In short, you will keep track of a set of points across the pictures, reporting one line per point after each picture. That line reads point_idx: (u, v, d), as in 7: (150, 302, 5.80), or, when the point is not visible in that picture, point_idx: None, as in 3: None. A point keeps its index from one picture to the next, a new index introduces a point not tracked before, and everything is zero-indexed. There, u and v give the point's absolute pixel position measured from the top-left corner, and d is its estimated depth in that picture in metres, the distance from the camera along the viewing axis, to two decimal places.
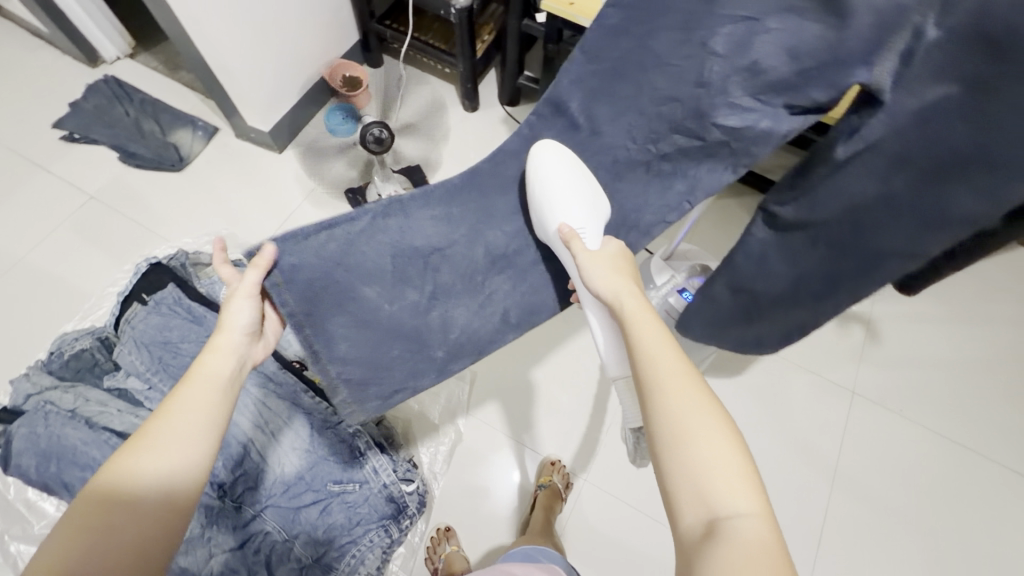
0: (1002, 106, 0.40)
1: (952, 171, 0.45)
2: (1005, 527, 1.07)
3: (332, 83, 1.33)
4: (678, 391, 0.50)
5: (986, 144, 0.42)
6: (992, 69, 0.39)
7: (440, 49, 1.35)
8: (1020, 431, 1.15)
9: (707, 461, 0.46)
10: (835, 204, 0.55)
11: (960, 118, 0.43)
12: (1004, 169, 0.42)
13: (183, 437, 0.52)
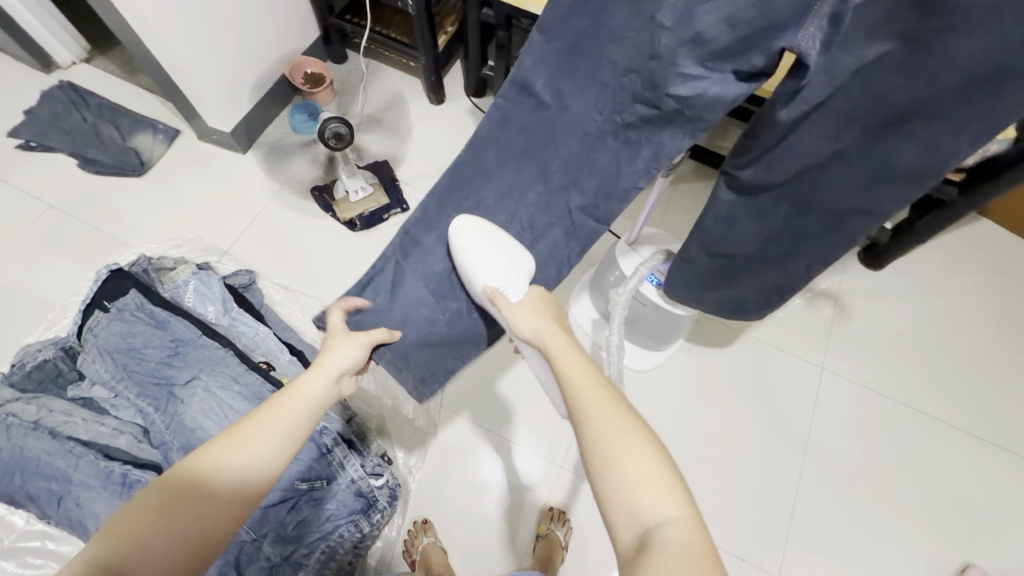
0: (933, 57, 0.44)
1: (895, 123, 0.50)
2: (973, 491, 1.10)
3: (293, 80, 1.33)
4: (602, 413, 0.52)
5: (929, 95, 0.47)
6: (923, 25, 0.43)
7: (402, 43, 1.34)
8: (985, 398, 1.17)
9: (640, 478, 0.48)
10: (788, 166, 0.59)
11: (903, 71, 0.46)
12: (940, 116, 0.48)
13: (267, 445, 0.53)
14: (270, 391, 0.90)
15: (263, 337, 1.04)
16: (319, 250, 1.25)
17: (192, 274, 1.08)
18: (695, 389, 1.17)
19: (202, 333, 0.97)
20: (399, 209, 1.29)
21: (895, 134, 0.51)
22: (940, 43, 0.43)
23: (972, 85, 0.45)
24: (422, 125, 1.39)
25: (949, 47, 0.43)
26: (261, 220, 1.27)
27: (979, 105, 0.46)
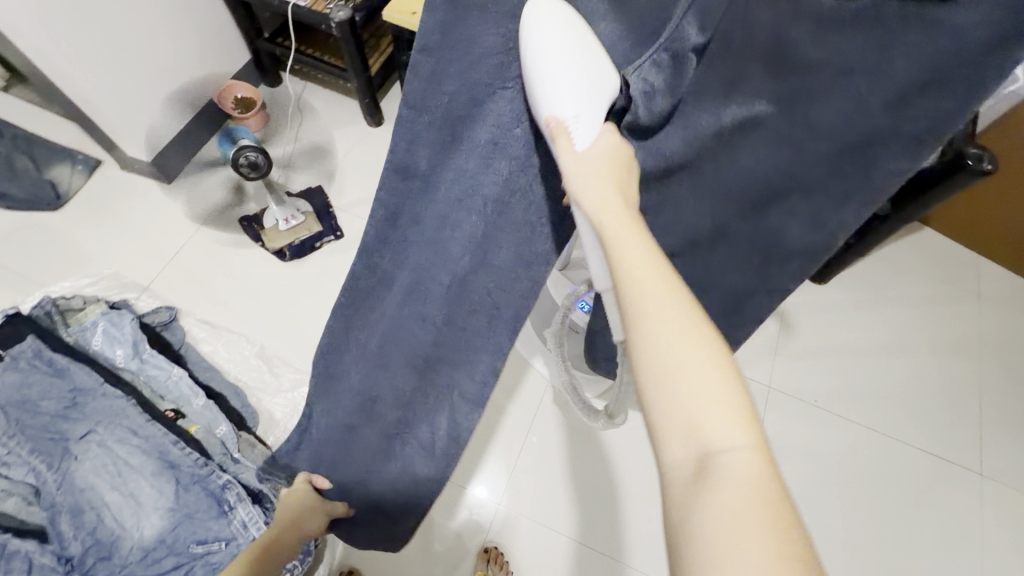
0: (809, 104, 0.34)
1: (771, 198, 0.40)
2: (926, 516, 1.06)
3: (224, 106, 1.27)
4: (660, 306, 0.33)
5: (797, 169, 0.37)
6: (796, 82, 0.34)
7: (333, 65, 1.30)
8: (935, 413, 1.15)
9: (702, 379, 0.32)
10: (681, 231, 0.50)
11: (769, 142, 0.37)
12: (820, 190, 0.36)
13: None
14: (173, 442, 0.87)
15: (175, 381, 0.98)
16: (246, 284, 1.19)
17: (102, 315, 1.01)
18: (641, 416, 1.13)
19: (104, 381, 0.91)
20: (332, 237, 1.23)
21: (777, 208, 0.40)
22: (799, 109, 0.34)
23: (845, 156, 0.34)
24: (358, 149, 1.34)
25: (802, 116, 0.34)
26: (185, 253, 1.21)
27: (859, 188, 0.35)
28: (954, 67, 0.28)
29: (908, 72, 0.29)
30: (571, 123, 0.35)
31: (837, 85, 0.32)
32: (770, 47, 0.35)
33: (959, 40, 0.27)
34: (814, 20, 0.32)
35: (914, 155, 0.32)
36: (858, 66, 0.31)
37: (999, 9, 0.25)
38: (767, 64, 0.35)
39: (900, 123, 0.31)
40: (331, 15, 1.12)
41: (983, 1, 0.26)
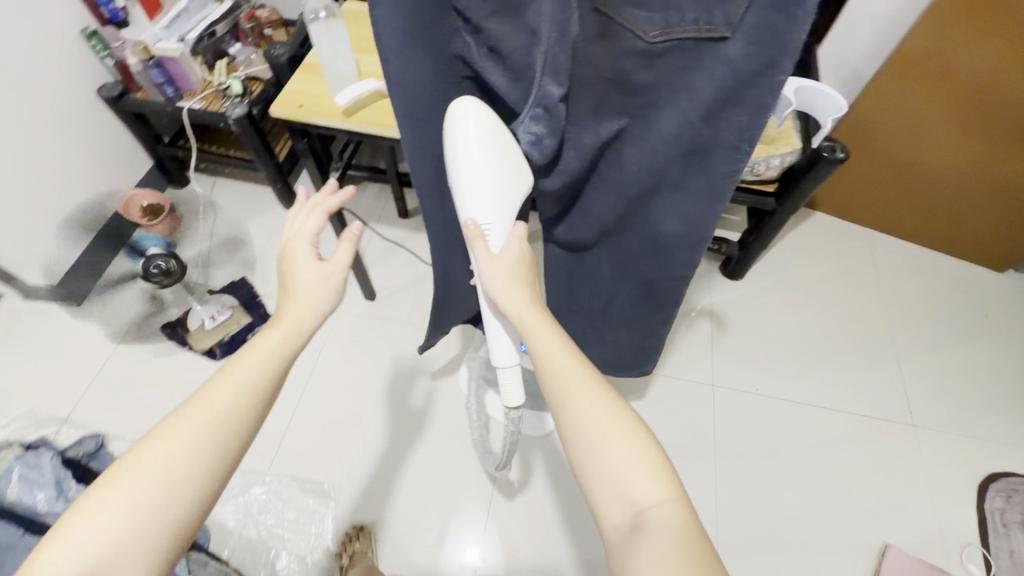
0: (650, 114, 0.42)
1: (652, 194, 0.48)
2: (879, 475, 1.13)
3: (129, 215, 1.26)
4: (587, 398, 0.47)
5: (663, 169, 0.45)
6: (631, 101, 0.42)
7: (240, 157, 1.31)
8: (862, 376, 1.24)
9: (624, 448, 0.45)
10: (591, 227, 0.58)
11: (637, 147, 0.45)
12: (679, 183, 0.46)
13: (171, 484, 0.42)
14: None
15: None
16: (177, 392, 1.13)
17: (15, 460, 0.96)
18: None
19: (23, 533, 0.85)
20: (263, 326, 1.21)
21: (658, 201, 0.49)
22: (653, 116, 0.41)
23: (699, 153, 0.42)
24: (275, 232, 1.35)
25: (654, 126, 0.42)
26: (106, 373, 1.15)
27: (711, 180, 0.44)
28: (746, 82, 0.35)
29: (716, 89, 0.36)
30: (485, 228, 0.53)
31: (672, 103, 0.39)
32: (609, 77, 0.40)
33: (741, 63, 0.34)
34: (637, 57, 0.37)
35: (740, 152, 0.41)
36: (678, 86, 0.38)
37: (757, 50, 0.33)
38: (613, 88, 0.41)
39: (722, 124, 0.39)
40: (229, 112, 1.14)
41: (745, 43, 0.33)
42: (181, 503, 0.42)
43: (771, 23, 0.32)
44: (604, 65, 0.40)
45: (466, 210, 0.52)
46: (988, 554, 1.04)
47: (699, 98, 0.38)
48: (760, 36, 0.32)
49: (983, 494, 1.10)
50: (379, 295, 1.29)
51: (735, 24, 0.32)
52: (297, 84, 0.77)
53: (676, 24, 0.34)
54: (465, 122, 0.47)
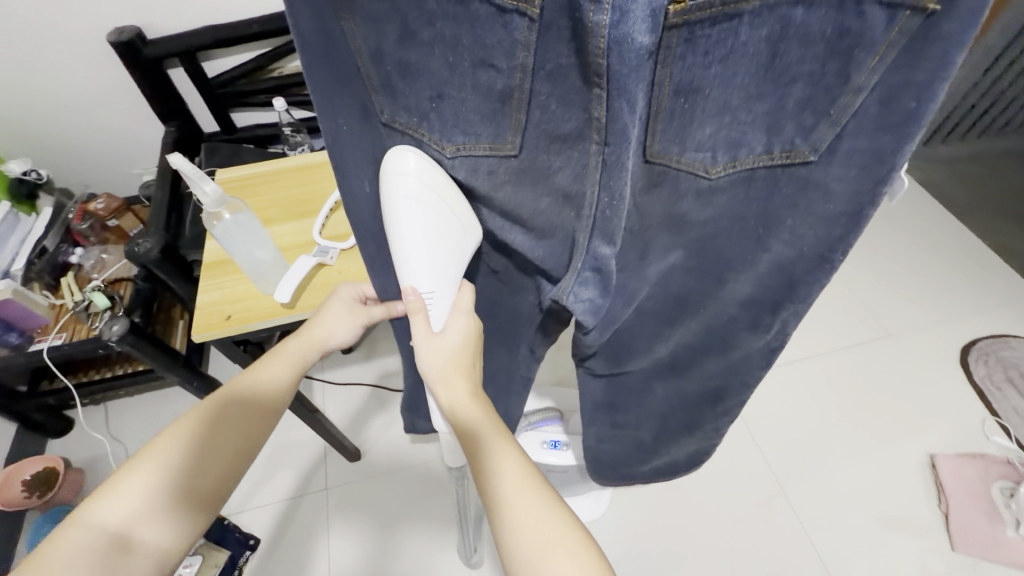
0: (715, 246, 0.46)
1: (702, 317, 0.54)
2: (889, 392, 1.20)
3: (9, 500, 0.95)
4: (528, 504, 0.42)
5: (733, 287, 0.49)
6: (680, 236, 0.47)
7: (134, 372, 1.07)
8: (829, 312, 1.33)
9: (555, 540, 0.40)
10: (638, 361, 0.63)
11: (690, 272, 0.50)
12: (735, 302, 0.50)
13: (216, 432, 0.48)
14: None
15: None
16: None
17: None
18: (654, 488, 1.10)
19: None
20: (248, 550, 0.99)
21: (709, 321, 0.54)
22: (714, 247, 0.47)
23: (778, 271, 0.45)
24: None
25: (713, 254, 0.47)
26: None
27: (791, 287, 0.46)
28: (845, 213, 0.39)
29: (809, 214, 0.40)
30: (428, 298, 0.45)
31: (743, 229, 0.44)
32: (665, 219, 0.45)
33: (841, 187, 0.38)
34: (700, 194, 0.41)
35: (829, 263, 0.42)
36: (737, 217, 0.43)
37: (855, 173, 0.37)
38: (667, 230, 0.46)
39: (807, 236, 0.42)
40: (103, 334, 0.89)
41: (840, 173, 0.37)
42: (198, 486, 0.45)
43: (866, 151, 0.36)
44: (660, 211, 0.45)
45: (405, 278, 0.45)
46: (1002, 421, 1.14)
47: (783, 221, 0.42)
48: (858, 159, 0.36)
49: (968, 369, 1.22)
50: (363, 450, 1.13)
51: (821, 150, 0.37)
52: (212, 292, 0.63)
53: (745, 158, 0.39)
54: (400, 176, 0.41)
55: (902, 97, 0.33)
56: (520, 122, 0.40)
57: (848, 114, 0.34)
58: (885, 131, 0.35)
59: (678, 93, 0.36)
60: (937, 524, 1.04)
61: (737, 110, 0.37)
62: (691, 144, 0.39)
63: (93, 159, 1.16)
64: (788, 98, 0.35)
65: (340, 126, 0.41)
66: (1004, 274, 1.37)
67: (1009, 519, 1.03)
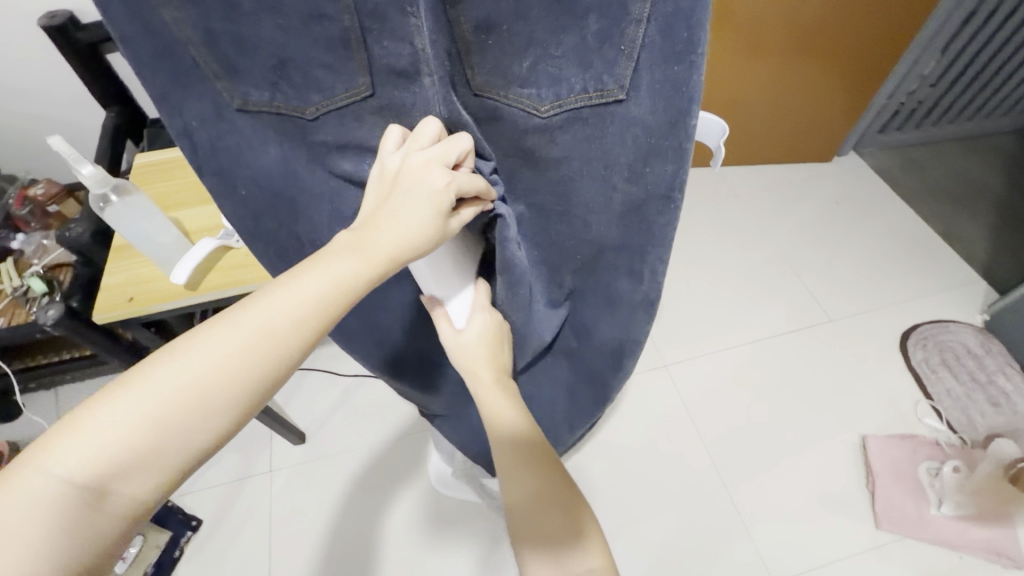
0: (581, 187, 0.49)
1: (590, 265, 0.56)
2: (827, 376, 1.22)
3: None
4: (533, 476, 0.51)
5: (598, 230, 0.52)
6: (541, 177, 0.50)
7: (78, 358, 1.08)
8: (774, 297, 1.35)
9: (556, 507, 0.50)
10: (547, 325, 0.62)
11: (560, 216, 0.53)
12: (603, 245, 0.53)
13: (242, 334, 0.33)
14: None
15: None
16: None
17: None
18: (593, 467, 1.13)
19: None
20: (190, 530, 1.03)
21: (589, 274, 0.58)
22: (572, 187, 0.50)
23: (634, 209, 0.49)
24: None
25: (577, 194, 0.50)
26: None
27: (647, 228, 0.50)
28: (661, 144, 0.43)
29: (631, 146, 0.44)
30: (444, 304, 0.55)
31: (589, 167, 0.47)
32: (519, 154, 0.48)
33: (653, 118, 0.42)
34: (537, 131, 0.45)
35: (672, 200, 0.46)
36: (581, 152, 0.46)
37: (670, 111, 0.41)
38: (526, 165, 0.49)
39: (646, 173, 0.46)
40: (38, 318, 0.89)
41: (649, 102, 0.41)
42: (156, 436, 0.30)
43: (664, 82, 0.39)
44: (511, 145, 0.47)
45: (428, 287, 0.54)
46: (934, 403, 1.16)
47: (618, 156, 0.46)
48: (660, 91, 0.40)
49: (906, 353, 1.24)
50: (308, 433, 1.15)
51: (626, 86, 0.41)
52: (117, 274, 0.64)
53: (568, 95, 0.42)
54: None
55: (677, 27, 0.37)
56: (365, 61, 0.41)
57: (638, 42, 0.38)
58: (674, 61, 0.38)
59: (480, 30, 0.39)
60: (864, 503, 1.06)
61: (547, 44, 0.40)
62: (514, 81, 0.42)
63: (34, 146, 1.17)
64: (587, 30, 0.39)
65: (189, 125, 0.42)
66: (946, 259, 1.40)
67: (933, 497, 1.05)
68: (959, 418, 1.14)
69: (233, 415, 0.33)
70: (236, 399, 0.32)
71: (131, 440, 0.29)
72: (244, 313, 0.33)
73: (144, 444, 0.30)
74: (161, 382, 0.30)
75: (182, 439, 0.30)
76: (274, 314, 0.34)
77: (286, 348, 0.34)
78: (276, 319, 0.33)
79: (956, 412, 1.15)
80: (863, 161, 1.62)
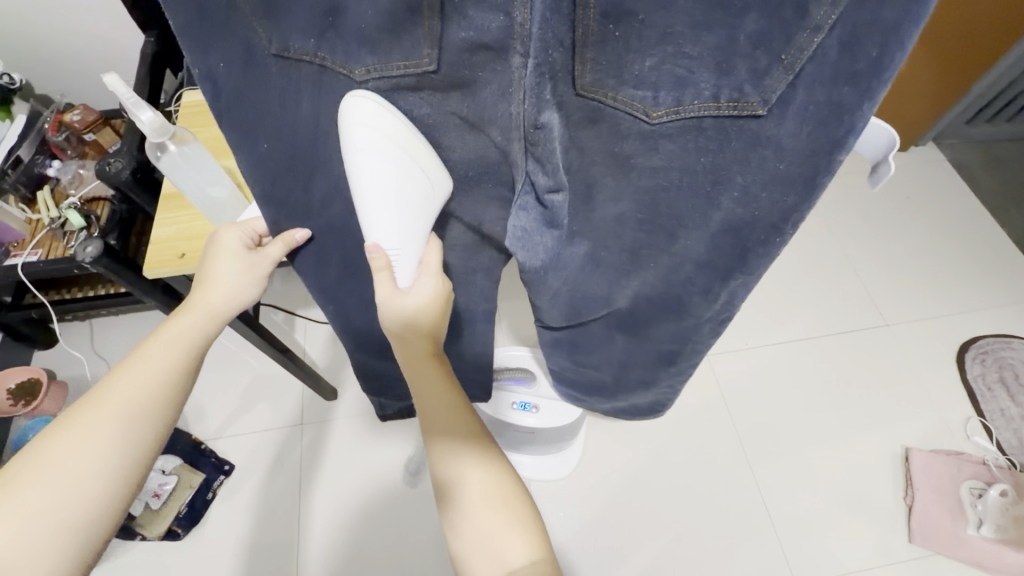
0: (679, 203, 0.42)
1: (670, 275, 0.49)
2: (875, 382, 1.17)
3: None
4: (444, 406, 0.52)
5: (686, 245, 0.45)
6: (648, 185, 0.42)
7: (113, 294, 1.07)
8: (827, 295, 1.28)
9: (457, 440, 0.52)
10: (597, 309, 0.59)
11: (642, 227, 0.46)
12: (683, 259, 0.46)
13: (116, 402, 0.48)
14: None
15: None
16: None
17: None
18: (625, 451, 1.11)
19: None
20: (222, 473, 1.05)
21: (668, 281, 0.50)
22: (667, 200, 0.43)
23: (732, 233, 0.42)
24: None
25: (668, 207, 0.43)
26: None
27: (743, 257, 0.43)
28: (794, 177, 0.36)
29: (758, 175, 0.37)
30: (393, 254, 0.46)
31: (692, 185, 0.40)
32: (608, 157, 0.42)
33: (794, 144, 0.34)
34: (641, 138, 0.38)
35: (782, 234, 0.40)
36: (689, 167, 0.39)
37: (818, 146, 0.34)
38: (612, 171, 0.43)
39: (761, 202, 0.39)
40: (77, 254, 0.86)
41: (796, 132, 0.34)
42: (104, 485, 0.46)
43: (824, 105, 0.32)
44: (601, 148, 0.41)
45: (371, 234, 0.45)
46: (986, 421, 1.12)
47: (734, 179, 0.38)
48: (813, 117, 0.32)
49: (963, 367, 1.18)
50: (340, 389, 1.14)
51: (772, 102, 0.33)
52: (167, 226, 0.62)
53: (690, 103, 0.35)
54: (355, 126, 0.38)
55: (868, 40, 0.29)
56: (436, 36, 0.35)
57: (805, 57, 0.30)
58: (846, 81, 0.31)
59: (608, 15, 0.33)
60: (898, 514, 1.04)
61: (682, 40, 0.33)
62: (628, 77, 0.35)
63: (70, 68, 1.10)
64: (739, 31, 0.31)
65: (215, 69, 0.38)
66: (1019, 271, 1.30)
67: (971, 517, 1.03)
68: (1009, 439, 1.10)
69: (139, 464, 0.48)
70: (130, 451, 0.48)
71: (66, 494, 0.44)
72: (104, 397, 0.48)
73: (90, 497, 0.45)
74: (56, 457, 0.45)
75: (99, 489, 0.45)
76: (136, 384, 0.50)
77: (153, 406, 0.50)
78: (132, 390, 0.49)
79: (1007, 433, 1.10)
80: (942, 154, 1.50)
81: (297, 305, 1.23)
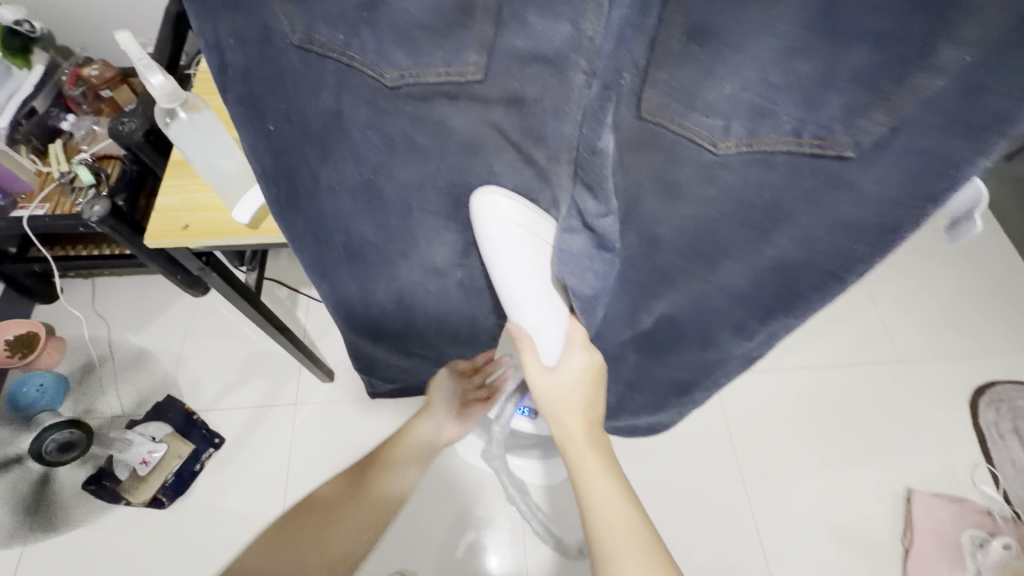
0: (729, 238, 0.44)
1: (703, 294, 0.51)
2: (884, 417, 1.14)
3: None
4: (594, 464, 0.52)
5: (727, 275, 0.48)
6: (702, 214, 0.43)
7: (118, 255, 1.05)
8: (843, 323, 1.25)
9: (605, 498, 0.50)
10: (621, 327, 0.59)
11: (685, 251, 0.47)
12: (725, 283, 0.49)
13: None
14: None
15: None
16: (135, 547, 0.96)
17: None
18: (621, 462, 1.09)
19: None
20: (212, 446, 1.03)
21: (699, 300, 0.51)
22: (720, 232, 0.44)
23: (778, 269, 0.45)
24: (198, 331, 1.15)
25: (724, 243, 0.45)
26: (27, 569, 0.93)
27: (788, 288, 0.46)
28: (868, 225, 0.39)
29: (826, 221, 0.39)
30: (533, 333, 0.50)
31: (751, 221, 0.42)
32: (656, 183, 0.42)
33: (878, 191, 0.36)
34: (702, 168, 0.39)
35: (837, 279, 0.43)
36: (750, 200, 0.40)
37: (896, 191, 0.36)
38: (663, 197, 0.43)
39: (820, 245, 0.41)
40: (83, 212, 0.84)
41: (886, 179, 0.35)
42: None
43: (930, 154, 0.33)
44: (652, 174, 0.41)
45: (515, 318, 0.50)
46: (995, 469, 1.09)
47: (798, 218, 0.40)
48: (907, 160, 0.34)
49: (976, 411, 1.15)
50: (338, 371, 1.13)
51: (863, 145, 0.34)
52: (174, 195, 0.60)
53: (768, 136, 0.35)
54: (496, 217, 0.44)
55: (1001, 94, 0.29)
56: (488, 38, 0.34)
57: (921, 97, 0.31)
58: (964, 135, 0.32)
59: (694, 37, 0.32)
60: (896, 556, 1.02)
61: (777, 71, 0.32)
62: (701, 106, 0.35)
63: (92, 21, 1.08)
64: (850, 67, 0.31)
65: (221, 43, 0.37)
66: None
67: (970, 567, 1.00)
68: (1017, 490, 1.07)
69: None
70: None
71: None
72: None
73: None
74: None
75: None
76: None
77: None
78: None
79: (1015, 484, 1.07)
80: None
81: (302, 282, 1.21)
